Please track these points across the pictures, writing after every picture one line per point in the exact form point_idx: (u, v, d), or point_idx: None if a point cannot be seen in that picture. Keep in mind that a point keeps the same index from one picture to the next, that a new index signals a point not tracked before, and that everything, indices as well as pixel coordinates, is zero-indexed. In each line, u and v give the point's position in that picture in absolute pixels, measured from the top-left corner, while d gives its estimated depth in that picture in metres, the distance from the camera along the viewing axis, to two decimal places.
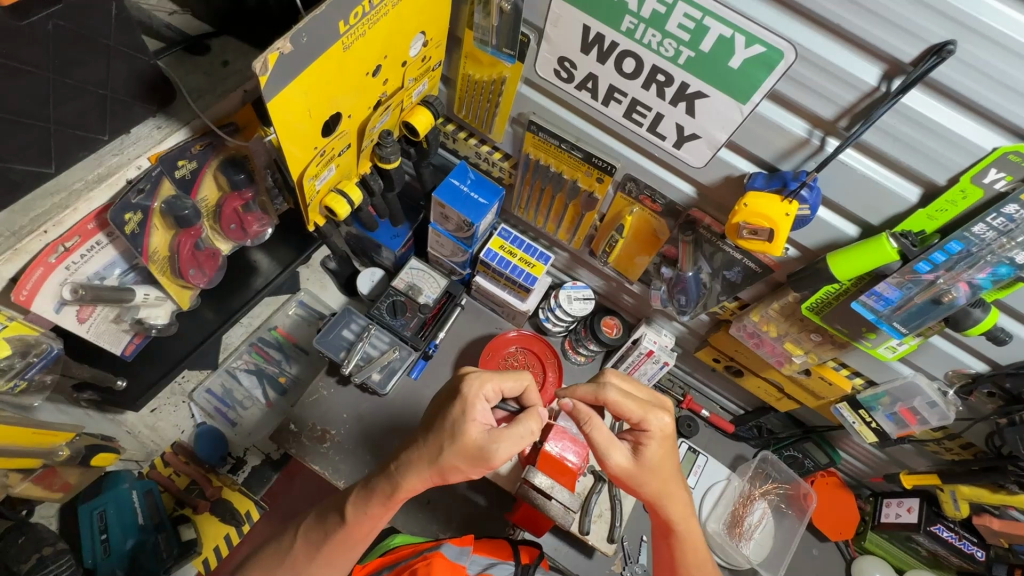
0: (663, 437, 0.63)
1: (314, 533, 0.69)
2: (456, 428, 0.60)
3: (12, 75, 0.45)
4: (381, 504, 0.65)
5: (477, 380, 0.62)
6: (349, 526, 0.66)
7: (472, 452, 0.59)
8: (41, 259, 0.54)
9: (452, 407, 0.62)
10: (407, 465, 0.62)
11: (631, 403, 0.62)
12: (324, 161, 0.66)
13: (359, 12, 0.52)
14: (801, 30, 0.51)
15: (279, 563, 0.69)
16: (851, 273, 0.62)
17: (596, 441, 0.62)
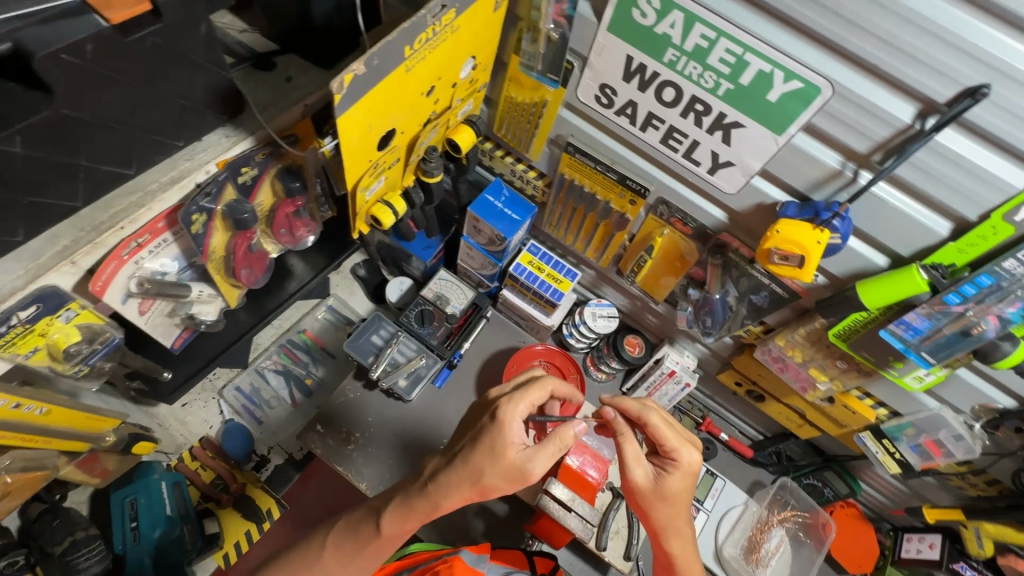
0: (688, 471, 0.66)
1: (346, 541, 0.69)
2: (496, 453, 0.63)
3: (109, 84, 0.49)
4: (417, 517, 0.66)
5: (510, 403, 0.64)
6: (384, 537, 0.67)
7: (514, 471, 0.63)
8: (115, 253, 0.58)
9: (488, 433, 0.64)
10: (450, 482, 0.64)
11: (671, 434, 0.65)
12: (375, 173, 0.71)
13: (423, 39, 0.57)
14: (839, 68, 0.54)
15: (308, 565, 0.70)
16: (880, 302, 0.64)
17: (625, 455, 0.65)
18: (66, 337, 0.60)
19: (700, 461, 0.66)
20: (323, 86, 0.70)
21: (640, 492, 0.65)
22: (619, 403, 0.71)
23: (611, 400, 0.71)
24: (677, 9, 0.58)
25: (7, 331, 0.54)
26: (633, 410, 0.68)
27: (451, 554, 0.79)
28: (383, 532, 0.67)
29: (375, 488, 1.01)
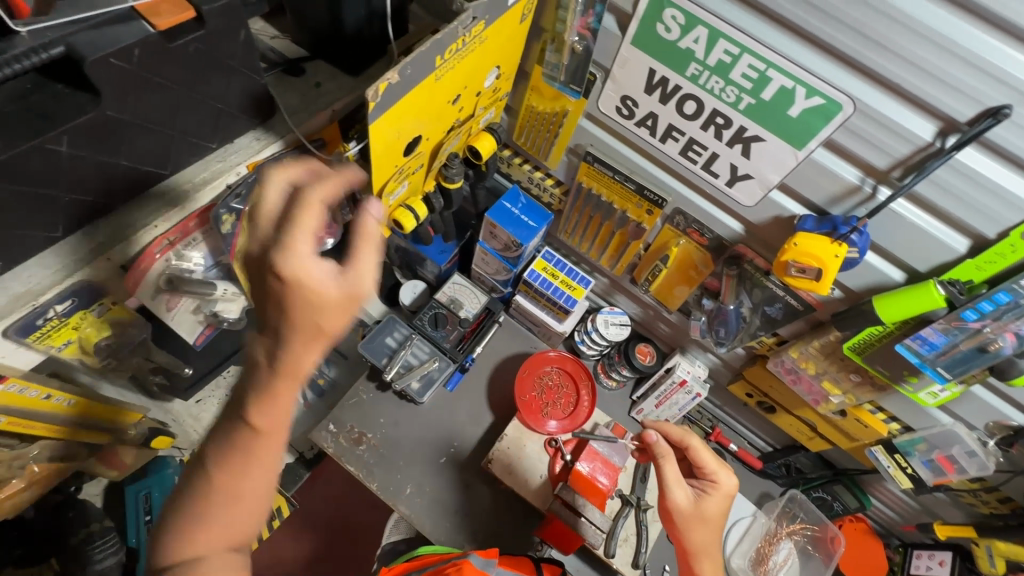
0: (724, 494, 0.74)
1: (217, 464, 0.46)
2: (306, 305, 0.40)
3: (153, 88, 0.51)
4: (281, 404, 0.45)
5: (280, 249, 0.40)
6: (257, 432, 0.45)
7: (343, 299, 0.41)
8: (149, 251, 0.61)
9: (275, 295, 0.41)
10: (282, 364, 0.43)
11: (710, 457, 0.75)
12: (399, 177, 0.72)
13: (453, 49, 0.58)
14: (861, 86, 0.55)
15: (199, 508, 0.47)
16: (897, 316, 0.64)
17: (665, 475, 0.73)
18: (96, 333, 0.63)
19: (735, 486, 0.74)
20: (351, 92, 0.72)
21: (680, 513, 0.71)
22: (661, 429, 0.80)
23: (655, 426, 0.80)
24: (701, 24, 0.59)
25: (44, 324, 0.57)
26: (675, 434, 0.78)
27: (460, 557, 0.80)
28: (252, 428, 0.45)
29: (385, 489, 1.01)
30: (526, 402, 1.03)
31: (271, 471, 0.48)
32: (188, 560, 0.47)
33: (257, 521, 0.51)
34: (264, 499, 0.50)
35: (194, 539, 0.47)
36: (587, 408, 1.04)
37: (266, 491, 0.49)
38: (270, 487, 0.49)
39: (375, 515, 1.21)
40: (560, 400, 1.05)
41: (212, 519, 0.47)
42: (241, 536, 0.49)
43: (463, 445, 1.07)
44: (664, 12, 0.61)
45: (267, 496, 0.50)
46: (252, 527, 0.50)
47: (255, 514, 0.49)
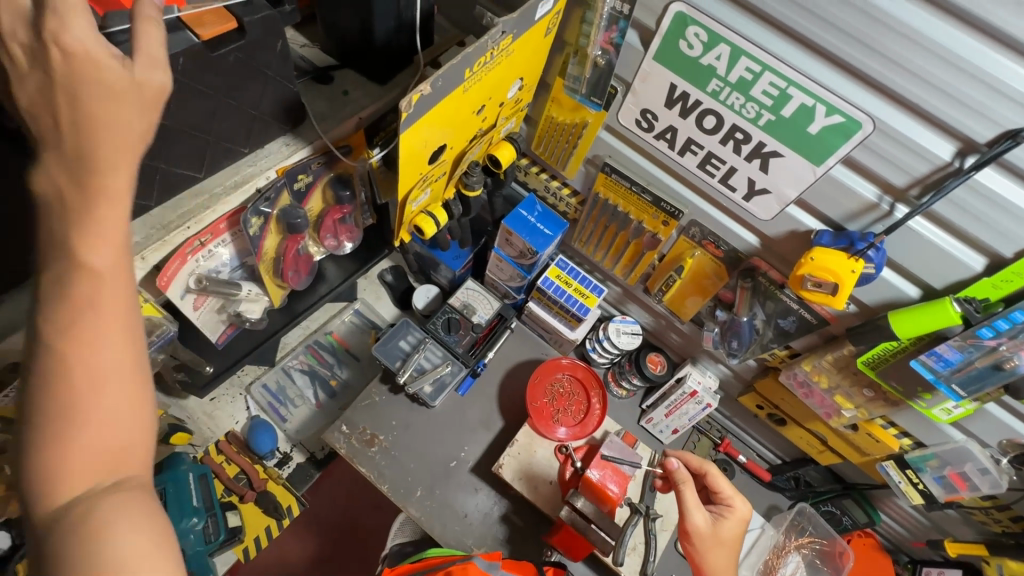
0: (739, 518, 0.80)
1: (58, 352, 0.42)
2: (104, 93, 0.43)
3: (196, 95, 0.55)
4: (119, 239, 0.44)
5: None
6: (92, 276, 0.43)
7: (136, 91, 0.44)
8: (180, 251, 0.63)
9: (78, 92, 0.42)
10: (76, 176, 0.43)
11: (726, 484, 0.82)
12: (423, 184, 0.74)
13: (482, 61, 0.61)
14: (882, 106, 0.56)
15: (75, 422, 0.42)
16: (913, 332, 0.65)
17: (686, 499, 0.78)
18: None
19: (750, 512, 0.81)
20: (377, 100, 0.74)
21: (699, 535, 0.76)
22: (681, 457, 0.86)
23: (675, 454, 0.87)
24: (724, 42, 0.61)
25: None
26: (694, 462, 0.85)
27: (463, 560, 0.81)
28: (84, 272, 0.43)
29: (396, 491, 1.01)
30: (537, 408, 1.04)
31: (134, 345, 0.45)
32: (87, 498, 0.42)
33: (151, 432, 0.46)
34: (145, 393, 0.45)
35: (77, 464, 0.42)
36: (597, 416, 1.05)
37: (139, 379, 0.45)
38: (143, 373, 0.45)
39: (382, 518, 1.23)
40: (571, 407, 1.06)
41: (87, 426, 0.42)
42: (128, 454, 0.44)
43: (473, 450, 1.08)
44: (687, 29, 0.62)
45: (146, 389, 0.46)
46: (147, 441, 0.45)
47: (140, 417, 0.45)
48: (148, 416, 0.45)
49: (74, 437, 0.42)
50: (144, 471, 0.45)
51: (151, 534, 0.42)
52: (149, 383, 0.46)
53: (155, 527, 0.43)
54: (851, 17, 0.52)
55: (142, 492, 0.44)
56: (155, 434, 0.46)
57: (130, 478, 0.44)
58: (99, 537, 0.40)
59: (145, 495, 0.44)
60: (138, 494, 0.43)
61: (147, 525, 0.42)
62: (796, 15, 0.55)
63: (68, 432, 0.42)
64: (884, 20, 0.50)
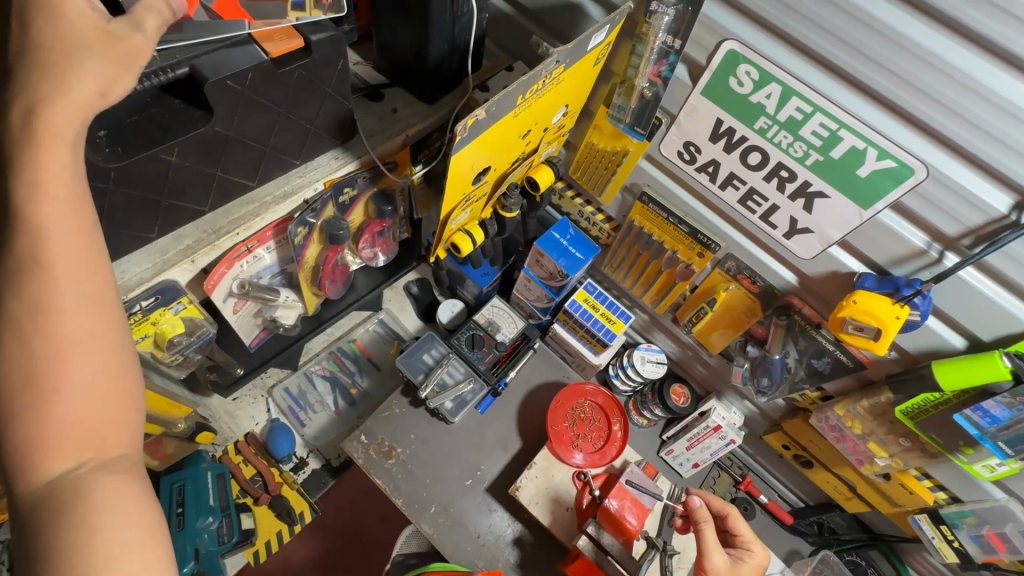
0: (756, 564, 0.80)
1: (18, 321, 0.38)
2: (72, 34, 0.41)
3: (257, 108, 0.58)
4: (65, 191, 0.41)
5: None
6: (37, 230, 0.39)
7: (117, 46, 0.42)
8: (228, 256, 0.65)
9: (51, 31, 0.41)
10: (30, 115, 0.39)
11: (745, 526, 0.82)
12: (464, 204, 0.77)
13: (533, 90, 0.63)
14: (937, 153, 0.55)
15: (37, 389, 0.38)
16: (958, 385, 0.63)
17: (706, 539, 0.77)
18: (172, 328, 0.67)
19: (767, 558, 0.81)
20: (425, 120, 0.76)
21: None
22: (704, 496, 0.86)
23: (698, 494, 0.86)
24: (775, 81, 0.61)
25: (128, 317, 0.61)
26: (715, 503, 0.85)
27: None
28: (28, 230, 0.39)
29: (410, 506, 1.01)
30: (557, 433, 1.03)
31: (104, 315, 0.42)
32: (72, 478, 0.39)
33: (136, 405, 0.44)
34: (124, 365, 0.43)
35: (56, 441, 0.39)
36: (617, 445, 1.03)
37: (114, 351, 0.42)
38: (117, 344, 0.42)
39: (388, 530, 1.21)
40: (591, 433, 1.04)
41: (64, 401, 0.39)
42: (112, 432, 0.41)
43: (490, 470, 1.06)
44: (739, 66, 0.63)
45: (125, 360, 0.43)
46: (131, 416, 0.43)
47: (121, 393, 0.42)
48: (130, 392, 0.43)
49: (49, 414, 0.38)
50: (130, 448, 0.43)
51: (136, 519, 0.41)
52: (129, 355, 0.43)
53: (142, 510, 0.42)
54: (909, 64, 0.52)
55: (130, 474, 0.42)
56: (139, 409, 0.44)
57: (116, 458, 0.42)
58: (89, 521, 0.39)
59: (132, 474, 0.42)
60: (125, 476, 0.41)
61: (134, 507, 0.41)
62: (851, 58, 0.55)
63: (42, 408, 0.38)
64: (945, 70, 0.50)
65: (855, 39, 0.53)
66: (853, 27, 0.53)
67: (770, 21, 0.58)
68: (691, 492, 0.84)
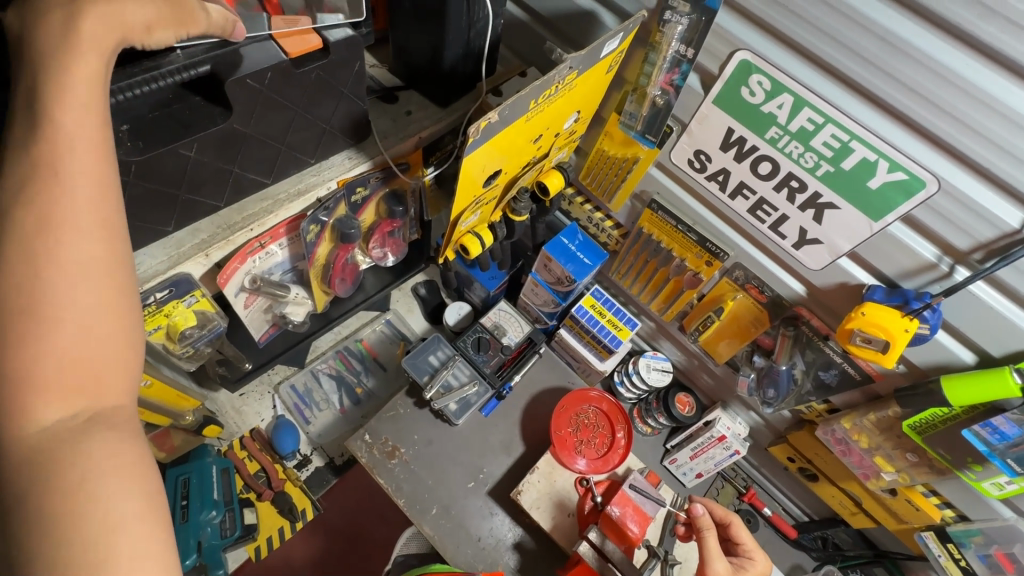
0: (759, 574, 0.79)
1: (26, 245, 0.37)
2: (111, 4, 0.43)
3: (275, 107, 0.59)
4: (90, 111, 0.41)
5: None
6: (70, 140, 0.40)
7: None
8: (241, 251, 0.67)
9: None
10: (64, 96, 0.40)
11: (748, 535, 0.82)
12: (474, 207, 0.77)
13: (546, 95, 0.64)
14: (949, 167, 0.55)
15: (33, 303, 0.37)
16: (967, 401, 0.63)
17: (707, 548, 0.76)
18: (184, 321, 0.68)
19: (769, 567, 0.80)
20: (438, 122, 0.77)
21: None
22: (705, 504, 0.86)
23: (700, 501, 0.86)
24: (787, 92, 0.61)
25: (143, 308, 0.63)
26: (718, 511, 0.85)
27: None
28: (50, 144, 0.39)
29: (411, 506, 1.01)
30: (559, 438, 1.02)
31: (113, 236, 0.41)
32: (68, 429, 0.37)
33: (134, 353, 0.42)
34: (124, 300, 0.41)
35: (49, 379, 0.37)
36: (620, 452, 1.03)
37: (116, 283, 0.41)
38: (120, 276, 0.41)
39: (388, 530, 1.20)
40: (595, 439, 1.04)
41: (63, 330, 0.37)
42: (105, 375, 0.39)
43: (492, 473, 1.06)
44: (751, 76, 0.63)
45: (125, 295, 0.41)
46: (127, 360, 0.41)
47: (118, 331, 0.40)
48: (129, 331, 0.41)
49: (49, 341, 0.37)
50: (122, 399, 0.40)
51: (134, 483, 0.38)
52: (131, 289, 0.42)
53: (139, 474, 0.38)
54: (925, 79, 0.52)
55: (124, 432, 0.39)
56: (136, 356, 0.42)
57: (110, 411, 0.39)
58: (84, 485, 0.36)
59: (127, 430, 0.39)
60: (119, 434, 0.38)
61: (129, 470, 0.38)
62: (863, 70, 0.55)
63: (37, 341, 0.36)
64: (959, 84, 0.50)
65: (868, 51, 0.54)
66: (867, 40, 0.53)
67: (784, 33, 0.59)
68: (693, 499, 0.83)
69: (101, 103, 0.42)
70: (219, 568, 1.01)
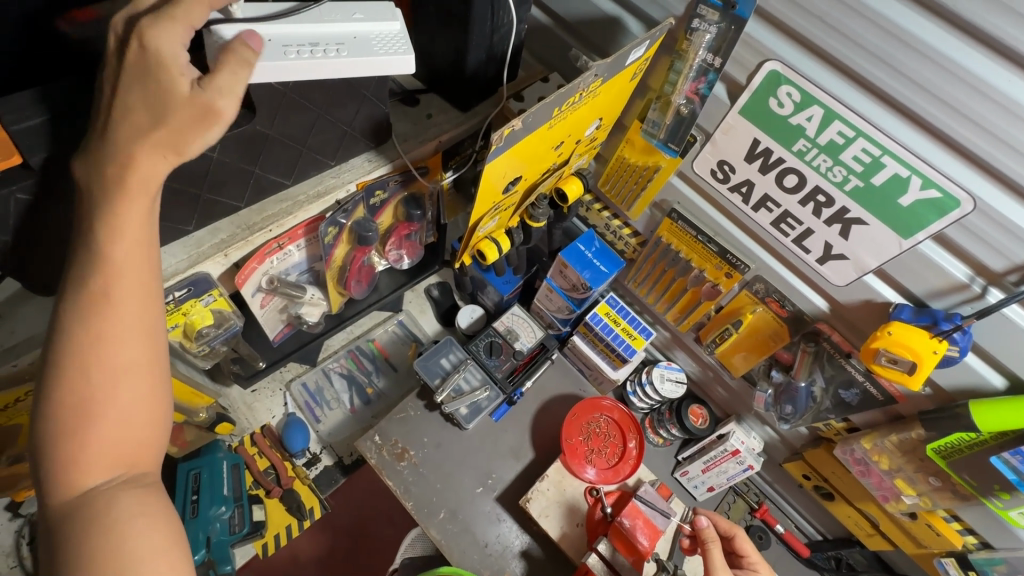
0: None
1: (74, 347, 0.43)
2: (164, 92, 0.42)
3: (299, 110, 0.59)
4: (139, 232, 0.45)
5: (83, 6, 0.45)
6: (118, 271, 0.44)
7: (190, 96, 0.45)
8: (260, 252, 0.67)
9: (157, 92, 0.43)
10: (114, 230, 0.44)
11: (753, 549, 0.81)
12: (493, 213, 0.77)
13: (570, 102, 0.63)
14: (984, 185, 0.53)
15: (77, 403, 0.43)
16: (995, 426, 0.62)
17: (712, 561, 0.75)
18: (201, 319, 0.68)
19: None
20: (458, 126, 0.77)
21: None
22: (710, 517, 0.84)
23: (705, 513, 0.85)
24: (817, 104, 0.60)
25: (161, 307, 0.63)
26: (723, 524, 0.83)
27: None
28: (101, 266, 0.44)
29: (419, 510, 1.00)
30: (570, 446, 1.01)
31: (152, 344, 0.46)
32: (102, 492, 0.44)
33: (162, 429, 0.48)
34: (157, 396, 0.47)
35: (90, 460, 0.43)
36: (631, 463, 1.01)
37: (154, 380, 0.46)
38: (157, 374, 0.47)
39: (396, 530, 1.18)
40: (606, 448, 1.02)
41: (103, 425, 0.44)
42: (142, 451, 0.46)
43: (501, 478, 1.06)
44: (780, 87, 0.62)
45: (160, 388, 0.47)
46: (158, 436, 0.47)
47: (153, 419, 0.46)
48: (161, 416, 0.47)
49: (90, 437, 0.43)
50: (153, 465, 0.48)
51: (160, 526, 0.45)
52: (164, 389, 0.48)
53: (163, 515, 0.46)
54: (960, 93, 0.50)
55: (150, 488, 0.46)
56: (166, 429, 0.48)
57: (142, 473, 0.47)
58: (116, 528, 0.43)
59: (151, 488, 0.46)
60: (149, 490, 0.46)
61: (157, 522, 0.45)
62: (898, 85, 0.54)
63: (80, 432, 0.43)
64: (998, 100, 0.49)
65: (904, 65, 0.52)
66: (901, 53, 0.52)
67: (812, 42, 0.57)
68: (699, 512, 0.82)
69: (149, 237, 0.46)
70: (226, 564, 0.99)
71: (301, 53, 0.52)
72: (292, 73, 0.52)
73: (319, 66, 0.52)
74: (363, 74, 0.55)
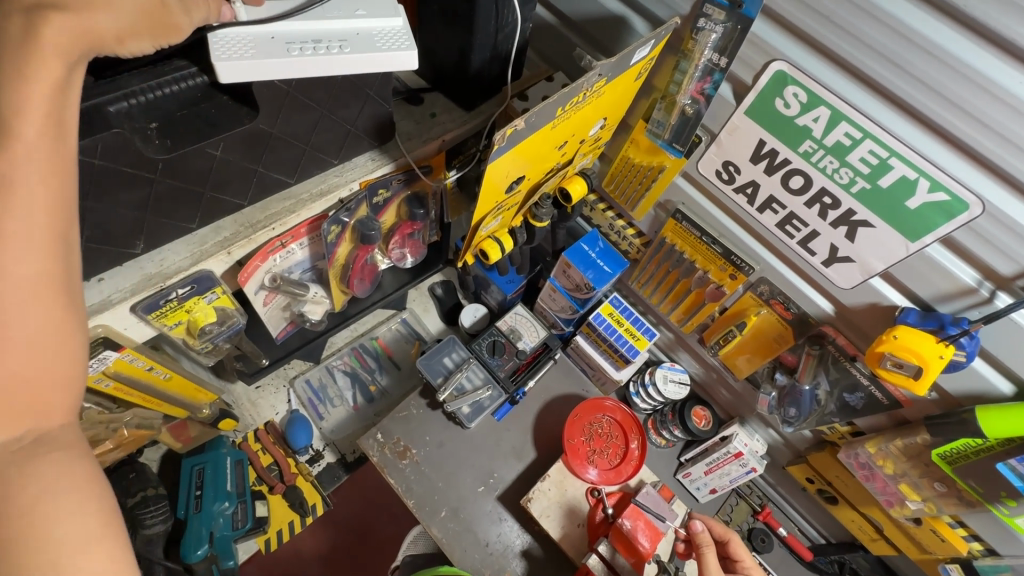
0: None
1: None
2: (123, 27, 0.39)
3: (301, 107, 0.59)
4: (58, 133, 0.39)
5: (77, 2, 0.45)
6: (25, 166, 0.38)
7: None
8: (262, 250, 0.68)
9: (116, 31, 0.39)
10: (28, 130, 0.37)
11: (747, 552, 0.80)
12: (496, 212, 0.77)
13: (574, 101, 0.63)
14: (993, 187, 0.52)
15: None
16: (1002, 433, 0.61)
17: (705, 564, 0.75)
18: (205, 316, 0.69)
19: None
20: (462, 125, 0.77)
21: None
22: (704, 519, 0.84)
23: (700, 516, 0.84)
24: (823, 105, 0.59)
25: (165, 304, 0.64)
26: (717, 527, 0.83)
27: None
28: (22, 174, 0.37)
29: (420, 508, 1.00)
30: (572, 446, 1.01)
31: (65, 258, 0.41)
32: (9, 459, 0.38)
33: (78, 365, 0.42)
34: (72, 330, 0.41)
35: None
36: (633, 463, 1.01)
37: (63, 302, 0.41)
38: (65, 293, 0.41)
39: (398, 527, 1.19)
40: (608, 449, 1.02)
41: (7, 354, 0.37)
42: (53, 390, 0.40)
43: (502, 477, 1.05)
44: (786, 88, 0.61)
45: (71, 313, 0.41)
46: (73, 374, 0.42)
47: (68, 347, 0.41)
48: (76, 347, 0.42)
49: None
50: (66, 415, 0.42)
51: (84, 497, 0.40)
52: (77, 315, 0.42)
53: (90, 493, 0.40)
54: (967, 92, 0.50)
55: (69, 451, 0.41)
56: (82, 366, 0.42)
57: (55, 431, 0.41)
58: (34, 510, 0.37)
59: (73, 448, 0.41)
60: (69, 453, 0.40)
61: (80, 492, 0.40)
62: (906, 84, 0.53)
63: None
64: (1005, 98, 0.48)
65: (912, 65, 0.52)
66: (911, 53, 0.51)
67: (820, 42, 0.57)
68: (693, 515, 0.81)
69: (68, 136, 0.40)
70: (229, 559, 1.01)
71: (303, 50, 0.52)
72: (291, 70, 0.52)
73: (314, 64, 0.52)
74: (365, 71, 0.55)
